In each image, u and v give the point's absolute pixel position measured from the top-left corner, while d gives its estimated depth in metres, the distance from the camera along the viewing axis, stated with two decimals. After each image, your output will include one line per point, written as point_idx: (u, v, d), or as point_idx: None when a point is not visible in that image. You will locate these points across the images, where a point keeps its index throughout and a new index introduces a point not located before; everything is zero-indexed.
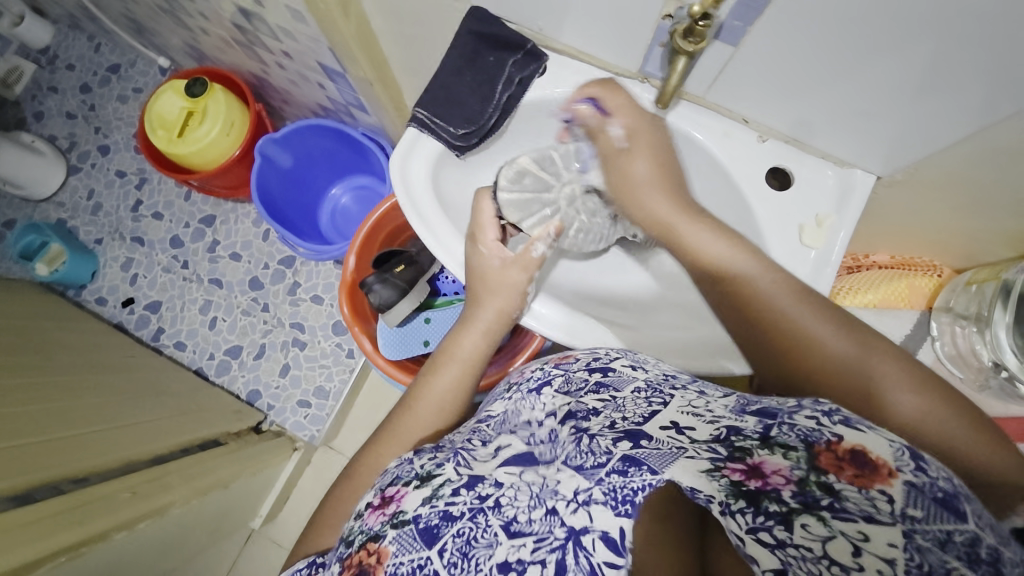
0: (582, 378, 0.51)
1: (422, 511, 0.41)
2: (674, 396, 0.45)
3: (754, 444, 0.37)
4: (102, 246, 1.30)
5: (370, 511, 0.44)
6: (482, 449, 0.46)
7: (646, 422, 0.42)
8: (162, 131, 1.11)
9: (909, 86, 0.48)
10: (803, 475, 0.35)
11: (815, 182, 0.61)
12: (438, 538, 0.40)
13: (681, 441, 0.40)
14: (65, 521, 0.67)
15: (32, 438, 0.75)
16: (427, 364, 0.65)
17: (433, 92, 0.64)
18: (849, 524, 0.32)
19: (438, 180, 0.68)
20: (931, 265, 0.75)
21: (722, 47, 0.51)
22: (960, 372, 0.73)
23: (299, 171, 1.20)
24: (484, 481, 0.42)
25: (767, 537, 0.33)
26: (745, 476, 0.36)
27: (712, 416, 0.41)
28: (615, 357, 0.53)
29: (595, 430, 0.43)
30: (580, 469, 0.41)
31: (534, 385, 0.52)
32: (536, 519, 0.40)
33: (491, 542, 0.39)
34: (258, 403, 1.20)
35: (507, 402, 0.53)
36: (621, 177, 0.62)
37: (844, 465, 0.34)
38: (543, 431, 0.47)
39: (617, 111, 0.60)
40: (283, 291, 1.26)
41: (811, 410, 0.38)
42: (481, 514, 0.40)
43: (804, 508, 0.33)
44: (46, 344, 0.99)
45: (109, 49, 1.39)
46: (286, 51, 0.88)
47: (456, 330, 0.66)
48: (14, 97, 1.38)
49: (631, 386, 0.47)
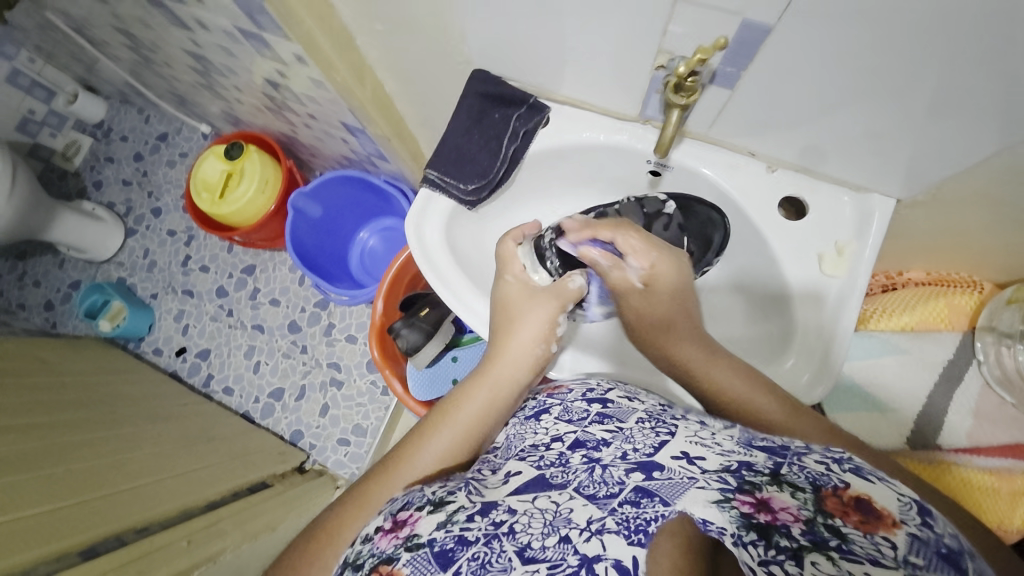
0: (583, 409, 0.52)
1: (437, 535, 0.39)
2: (678, 426, 0.47)
3: (763, 481, 0.39)
4: (158, 300, 1.40)
5: (381, 534, 0.41)
6: (492, 477, 0.47)
7: (657, 452, 0.44)
8: (206, 193, 1.20)
9: (925, 106, 0.47)
10: (811, 515, 0.36)
11: (831, 208, 0.62)
12: (453, 561, 0.37)
13: (692, 471, 0.41)
14: (130, 572, 0.66)
15: (100, 492, 0.79)
16: (425, 419, 0.57)
17: (445, 153, 0.68)
18: (855, 565, 0.33)
19: (453, 237, 0.71)
20: (970, 280, 0.71)
21: (718, 91, 0.54)
22: (1011, 396, 0.69)
23: (329, 220, 1.25)
24: (498, 506, 0.41)
25: (778, 570, 0.33)
26: (754, 509, 0.37)
27: (722, 450, 0.43)
28: (610, 389, 0.56)
29: (608, 460, 0.44)
30: (592, 498, 0.41)
31: (532, 413, 0.55)
32: (550, 546, 0.37)
33: (505, 566, 0.36)
34: (301, 442, 1.24)
35: (508, 432, 0.56)
36: (643, 309, 0.64)
37: (850, 511, 0.35)
38: (551, 454, 0.47)
39: (633, 253, 0.65)
40: (320, 332, 1.32)
41: (821, 456, 0.41)
42: (496, 540, 0.38)
43: (814, 546, 0.34)
44: (111, 398, 1.06)
45: (157, 120, 1.53)
46: (312, 113, 0.93)
47: (474, 378, 0.60)
48: (74, 169, 1.52)
49: (634, 417, 0.50)
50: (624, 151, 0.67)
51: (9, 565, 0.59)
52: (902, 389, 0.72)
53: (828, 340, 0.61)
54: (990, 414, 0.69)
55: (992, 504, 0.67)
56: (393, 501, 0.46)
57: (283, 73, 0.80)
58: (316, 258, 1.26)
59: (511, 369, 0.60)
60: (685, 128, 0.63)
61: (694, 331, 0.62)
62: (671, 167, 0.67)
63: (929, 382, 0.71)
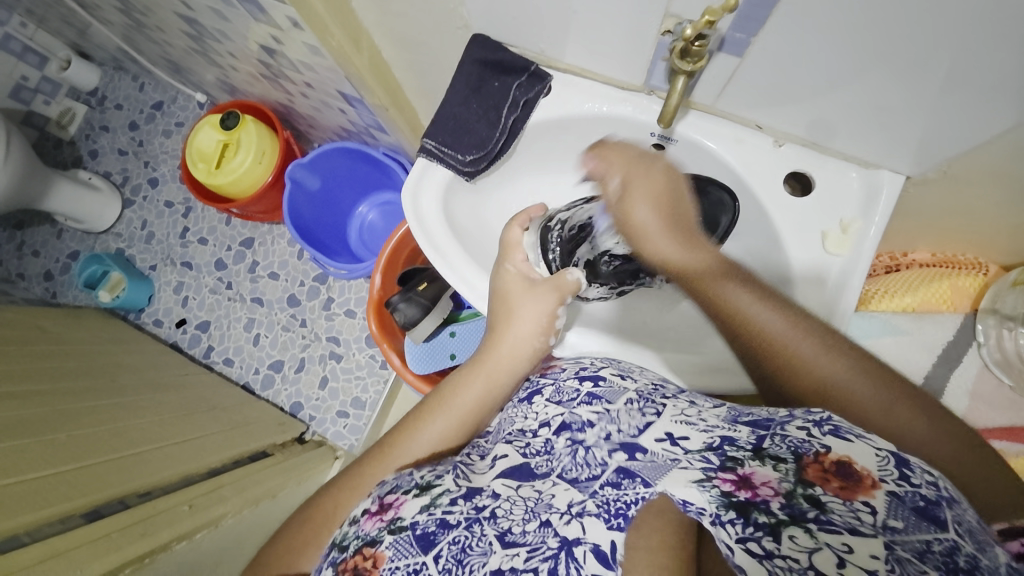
0: (574, 388, 0.51)
1: (420, 518, 0.40)
2: (666, 405, 0.47)
3: (745, 456, 0.38)
4: (156, 272, 1.39)
5: (367, 517, 0.43)
6: (480, 462, 0.47)
7: (642, 434, 0.44)
8: (202, 163, 1.18)
9: (940, 79, 0.45)
10: (791, 487, 0.35)
11: (837, 186, 0.61)
12: (435, 544, 0.39)
13: (675, 453, 0.41)
14: (135, 532, 0.68)
15: (104, 457, 0.80)
16: (418, 406, 0.58)
17: (443, 122, 0.66)
18: (833, 536, 0.33)
19: (450, 209, 0.70)
20: (976, 262, 0.70)
21: (726, 58, 0.52)
22: (1008, 378, 0.68)
23: (327, 192, 1.23)
24: (482, 493, 0.43)
25: (754, 547, 0.34)
26: (735, 487, 0.36)
27: (705, 425, 0.43)
28: (602, 367, 0.55)
29: (591, 441, 0.45)
30: (575, 481, 0.43)
31: (526, 396, 0.54)
32: (531, 531, 0.39)
33: (486, 550, 0.38)
34: (301, 414, 1.25)
35: (502, 415, 0.55)
36: (625, 221, 0.60)
37: (830, 477, 0.35)
38: (538, 441, 0.47)
39: (614, 167, 0.61)
40: (319, 306, 1.32)
41: (802, 421, 0.39)
42: (477, 524, 0.40)
43: (792, 520, 0.34)
44: (111, 367, 1.07)
45: (151, 87, 1.50)
46: (308, 81, 0.91)
47: (467, 368, 0.60)
48: (69, 137, 1.50)
49: (624, 398, 0.49)
50: (628, 124, 0.65)
51: (13, 526, 0.60)
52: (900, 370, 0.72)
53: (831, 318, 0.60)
54: (987, 397, 0.69)
55: None
56: (381, 484, 0.47)
57: (277, 38, 0.77)
58: (314, 231, 1.25)
59: (504, 361, 0.60)
60: (690, 99, 0.61)
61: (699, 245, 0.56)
62: (674, 141, 0.65)
63: (927, 364, 0.71)
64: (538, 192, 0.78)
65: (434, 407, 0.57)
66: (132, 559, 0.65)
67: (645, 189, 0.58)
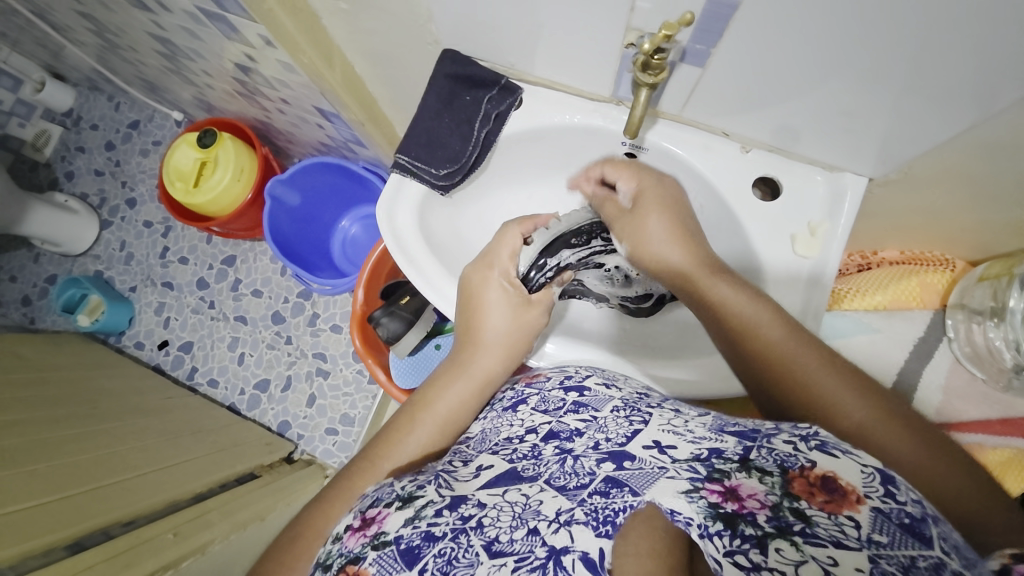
0: (559, 398, 0.53)
1: (404, 532, 0.39)
2: (653, 415, 0.48)
3: (732, 468, 0.38)
4: (137, 293, 1.37)
5: (350, 533, 0.42)
6: (464, 469, 0.47)
7: (629, 442, 0.45)
8: (180, 182, 1.16)
9: (895, 84, 0.47)
10: (777, 500, 0.35)
11: (805, 189, 0.62)
12: (420, 558, 0.37)
13: (663, 462, 0.41)
14: (119, 564, 0.66)
15: (82, 487, 0.77)
16: (399, 415, 0.58)
17: (416, 136, 0.66)
18: (819, 549, 0.32)
19: (426, 224, 0.70)
20: (943, 258, 0.72)
21: (690, 68, 0.53)
22: (981, 372, 0.69)
23: (307, 208, 1.23)
24: (467, 501, 0.41)
25: (742, 560, 0.33)
26: (722, 498, 0.36)
27: (693, 437, 0.43)
28: (587, 376, 0.56)
29: (579, 451, 0.45)
30: (563, 489, 0.42)
31: (510, 404, 0.55)
32: (519, 538, 0.38)
33: (472, 561, 0.37)
34: (289, 433, 1.24)
35: (486, 423, 0.55)
36: (633, 232, 0.61)
37: (815, 491, 0.35)
38: (524, 447, 0.48)
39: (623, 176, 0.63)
40: (304, 322, 1.31)
41: (789, 435, 0.39)
42: (463, 535, 0.38)
43: (778, 532, 0.34)
44: (89, 392, 1.04)
45: (128, 106, 1.48)
46: (285, 98, 0.90)
47: (444, 376, 0.61)
48: (44, 159, 1.47)
49: (609, 406, 0.50)
50: (599, 133, 0.66)
51: None
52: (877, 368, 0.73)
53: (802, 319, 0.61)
54: (961, 391, 0.70)
55: None
56: (363, 499, 0.46)
57: (251, 57, 0.77)
58: (297, 248, 1.24)
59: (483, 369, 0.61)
60: (659, 109, 0.62)
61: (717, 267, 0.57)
62: (646, 150, 0.66)
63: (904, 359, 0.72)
64: (514, 202, 0.78)
65: (413, 416, 0.57)
66: None
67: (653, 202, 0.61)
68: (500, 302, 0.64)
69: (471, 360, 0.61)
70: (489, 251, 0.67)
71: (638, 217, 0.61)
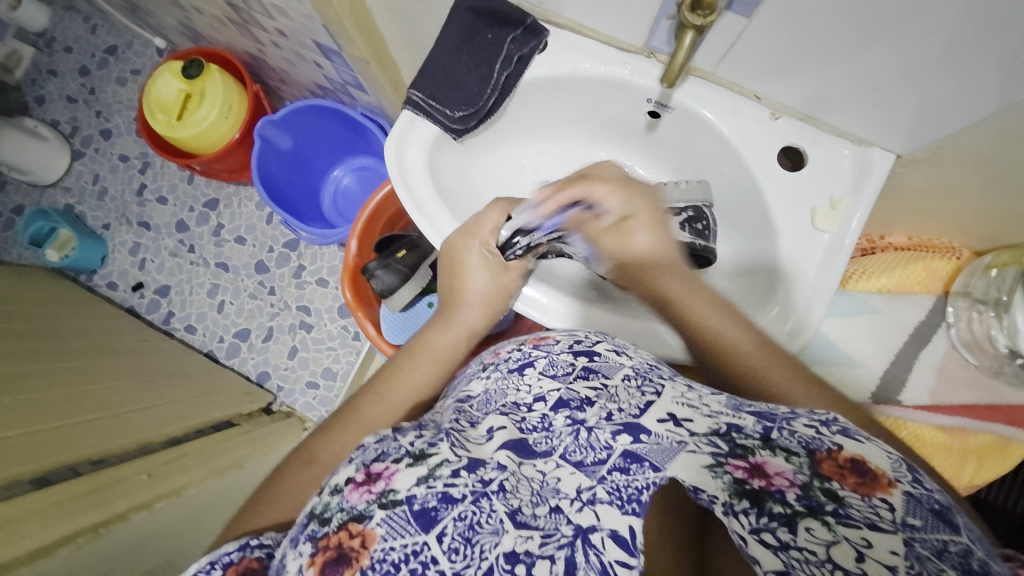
0: (568, 362, 0.48)
1: (416, 492, 0.36)
2: (666, 387, 0.44)
3: (756, 445, 0.37)
4: (110, 231, 1.30)
5: (352, 487, 0.37)
6: (472, 430, 0.42)
7: (643, 414, 0.41)
8: (161, 115, 1.08)
9: (934, 58, 0.46)
10: (807, 480, 0.34)
11: (829, 161, 0.61)
12: (438, 522, 0.34)
13: (680, 436, 0.39)
14: (87, 503, 0.64)
15: (49, 424, 0.74)
16: (391, 360, 0.59)
17: (431, 74, 0.63)
18: (852, 530, 0.32)
19: (434, 166, 0.67)
20: (950, 246, 0.73)
21: (734, 18, 0.50)
22: (975, 358, 0.71)
23: (299, 152, 1.16)
24: (486, 464, 0.38)
25: (769, 538, 0.33)
26: (748, 475, 0.36)
27: (710, 411, 0.41)
28: (598, 341, 0.52)
29: (593, 422, 0.41)
30: (580, 465, 0.39)
31: (515, 366, 0.49)
32: (542, 515, 0.37)
33: (497, 529, 0.34)
34: (268, 384, 1.21)
35: (487, 381, 0.49)
36: (618, 246, 0.62)
37: (846, 473, 0.34)
38: (534, 416, 0.44)
39: (607, 196, 0.62)
40: (289, 274, 1.26)
41: (810, 419, 0.38)
42: (484, 499, 0.36)
43: (808, 511, 0.33)
44: (58, 329, 0.99)
45: (105, 30, 1.37)
46: (281, 29, 0.83)
47: (432, 325, 0.62)
48: (13, 81, 1.35)
49: (621, 374, 0.46)
50: (624, 87, 0.63)
51: None
52: (869, 352, 0.74)
53: (813, 296, 0.60)
54: (953, 374, 0.72)
55: (944, 461, 0.72)
56: (360, 447, 0.42)
57: None
58: (287, 194, 1.18)
59: (462, 324, 0.62)
60: (691, 64, 0.59)
61: (679, 269, 0.59)
62: (671, 109, 0.64)
63: (900, 340, 0.74)
64: (527, 157, 0.75)
65: (410, 357, 0.59)
66: (86, 528, 0.61)
67: (642, 216, 0.62)
68: (477, 267, 0.63)
69: (454, 314, 0.63)
70: (469, 222, 0.64)
71: (620, 234, 0.62)
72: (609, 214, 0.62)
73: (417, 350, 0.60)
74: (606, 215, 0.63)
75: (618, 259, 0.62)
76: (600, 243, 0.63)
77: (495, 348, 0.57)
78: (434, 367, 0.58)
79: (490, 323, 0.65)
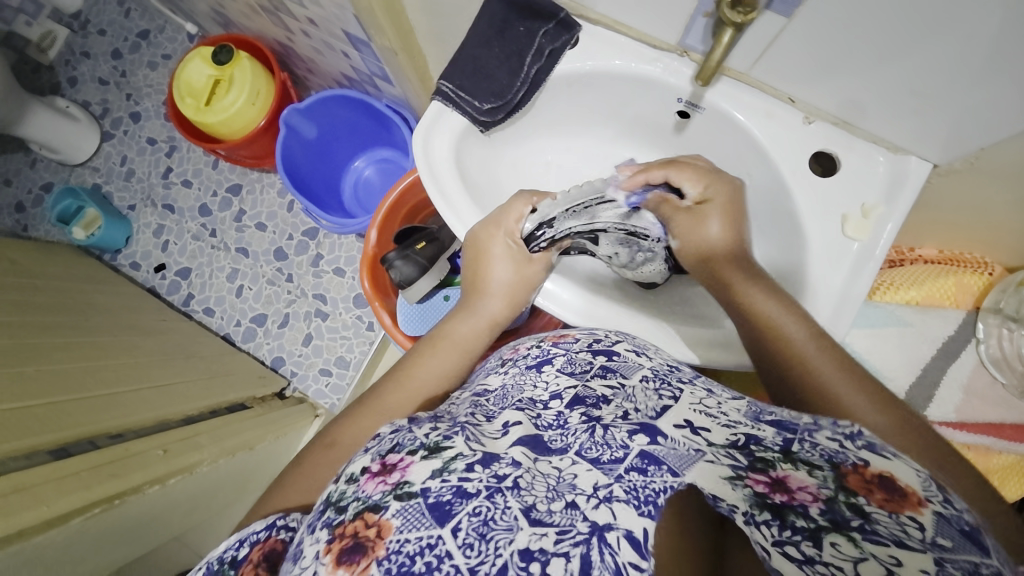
0: (586, 360, 0.48)
1: (431, 485, 0.35)
2: (683, 391, 0.44)
3: (776, 458, 0.36)
4: (135, 213, 1.32)
5: (367, 477, 0.37)
6: (488, 425, 0.43)
7: (660, 417, 0.41)
8: (190, 99, 1.10)
9: (974, 67, 0.45)
10: (831, 494, 0.33)
11: (862, 169, 0.60)
12: (452, 516, 0.34)
13: (697, 444, 0.38)
14: (106, 474, 0.66)
15: (71, 395, 0.76)
16: (413, 349, 0.59)
17: (461, 64, 0.62)
18: (880, 547, 0.31)
19: (460, 157, 0.67)
20: (982, 261, 0.71)
21: (773, 18, 0.49)
22: (1004, 377, 0.70)
23: (323, 141, 1.17)
24: (501, 460, 0.38)
25: (792, 551, 0.32)
26: (769, 489, 0.35)
27: (727, 420, 0.40)
28: (617, 341, 0.52)
29: (608, 420, 0.41)
30: (596, 463, 0.39)
31: (534, 363, 0.50)
32: (557, 510, 0.36)
33: (511, 525, 0.34)
34: (282, 369, 1.22)
35: (504, 377, 0.50)
36: (688, 230, 0.60)
37: (873, 489, 0.33)
38: (549, 414, 0.43)
39: (690, 180, 0.60)
40: (307, 262, 1.27)
41: (834, 432, 0.36)
42: (498, 494, 0.35)
43: (834, 526, 0.32)
44: (82, 305, 1.01)
45: (138, 14, 1.39)
46: (312, 18, 0.84)
47: (454, 314, 0.63)
48: (48, 62, 1.39)
49: (639, 375, 0.46)
50: (655, 85, 0.63)
51: None
52: (895, 367, 0.73)
53: (841, 304, 0.59)
54: (980, 392, 0.71)
55: None
56: (375, 437, 0.42)
57: None
58: (309, 182, 1.19)
59: (484, 315, 0.62)
60: (724, 64, 0.59)
61: (749, 261, 0.57)
62: (701, 109, 0.63)
63: (926, 356, 0.72)
64: (552, 153, 0.75)
65: (431, 345, 0.59)
66: (102, 499, 0.63)
67: (720, 200, 0.60)
68: (499, 258, 0.63)
69: (476, 304, 0.63)
70: (497, 213, 0.64)
71: (698, 219, 0.60)
72: (689, 197, 0.61)
73: (439, 339, 0.60)
74: (688, 198, 0.61)
75: (687, 246, 0.61)
76: (673, 222, 0.62)
77: (513, 344, 0.57)
78: (455, 355, 0.58)
79: (512, 314, 0.65)
